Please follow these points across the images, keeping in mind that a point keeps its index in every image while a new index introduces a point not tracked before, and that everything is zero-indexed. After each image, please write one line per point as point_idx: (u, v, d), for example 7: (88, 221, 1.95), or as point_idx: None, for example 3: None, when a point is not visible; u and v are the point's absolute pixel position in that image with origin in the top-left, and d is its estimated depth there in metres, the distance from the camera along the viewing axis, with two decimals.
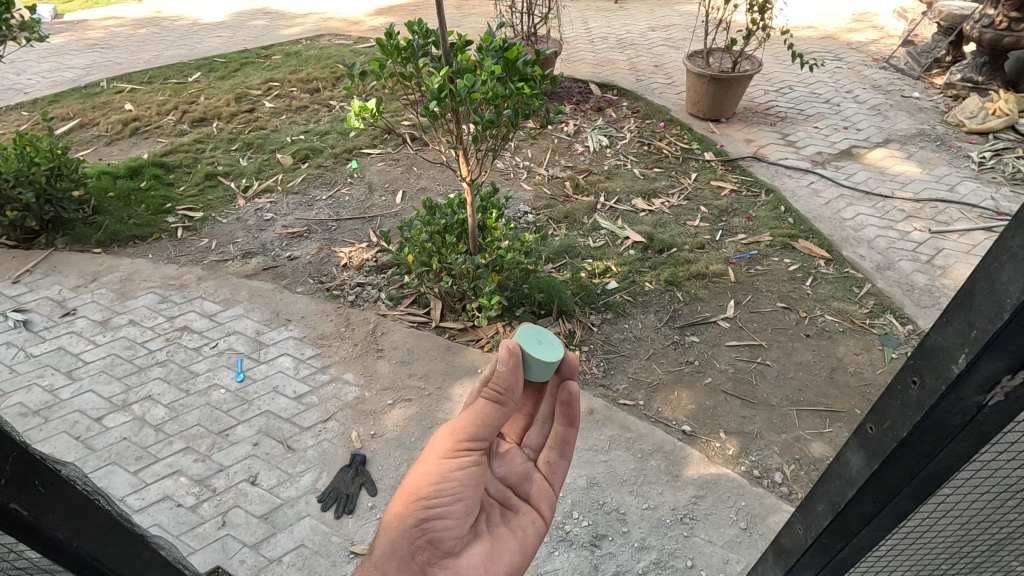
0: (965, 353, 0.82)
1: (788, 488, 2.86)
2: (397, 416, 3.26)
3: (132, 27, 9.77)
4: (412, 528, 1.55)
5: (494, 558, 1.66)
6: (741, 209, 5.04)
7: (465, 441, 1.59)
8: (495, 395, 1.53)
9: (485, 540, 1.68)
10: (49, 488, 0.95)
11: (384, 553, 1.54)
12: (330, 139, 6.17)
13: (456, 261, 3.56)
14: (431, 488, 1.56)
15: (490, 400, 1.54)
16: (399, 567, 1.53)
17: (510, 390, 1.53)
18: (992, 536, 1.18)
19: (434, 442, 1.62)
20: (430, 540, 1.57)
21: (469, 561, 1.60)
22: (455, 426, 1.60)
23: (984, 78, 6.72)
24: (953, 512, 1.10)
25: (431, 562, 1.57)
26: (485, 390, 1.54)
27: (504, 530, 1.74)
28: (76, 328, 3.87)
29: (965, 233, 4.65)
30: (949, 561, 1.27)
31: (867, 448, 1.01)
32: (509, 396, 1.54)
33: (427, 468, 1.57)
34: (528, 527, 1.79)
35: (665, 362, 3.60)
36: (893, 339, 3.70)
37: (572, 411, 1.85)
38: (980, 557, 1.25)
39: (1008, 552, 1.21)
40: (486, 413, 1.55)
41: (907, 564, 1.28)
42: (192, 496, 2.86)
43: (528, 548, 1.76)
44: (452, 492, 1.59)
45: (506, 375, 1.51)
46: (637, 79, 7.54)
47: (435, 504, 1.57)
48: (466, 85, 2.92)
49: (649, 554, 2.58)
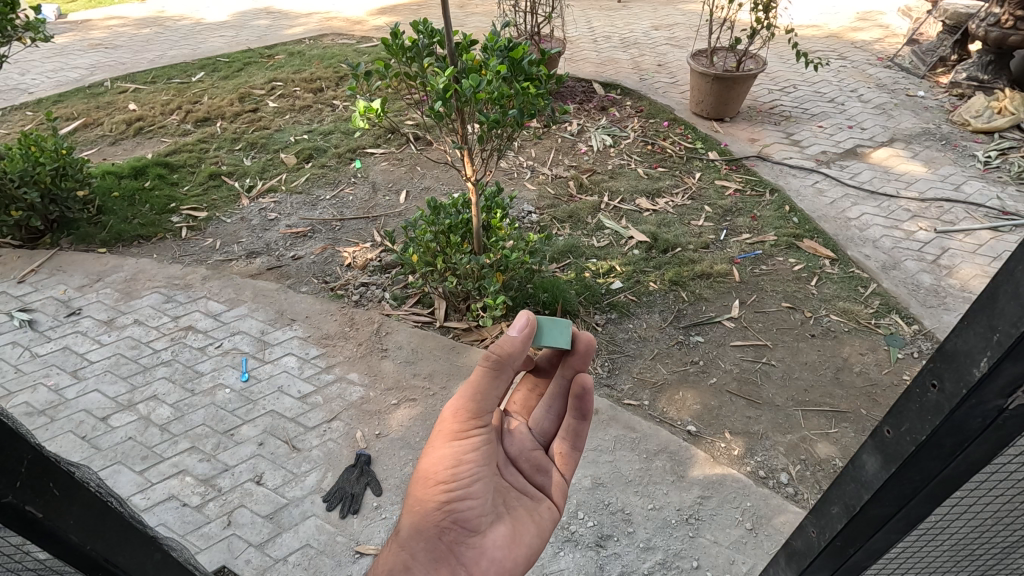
0: (987, 357, 0.82)
1: (794, 489, 2.85)
2: (402, 416, 3.26)
3: (135, 27, 9.78)
4: (435, 510, 1.58)
5: (516, 537, 1.71)
6: (745, 209, 5.03)
7: (473, 419, 1.60)
8: (496, 362, 1.51)
9: (506, 521, 1.72)
10: (63, 490, 0.95)
11: (411, 534, 1.58)
12: (334, 139, 6.17)
13: (460, 261, 3.55)
14: (448, 470, 1.59)
15: (489, 368, 1.51)
16: (427, 548, 1.56)
17: (515, 358, 1.52)
18: (1005, 539, 1.18)
19: (444, 424, 1.63)
20: (455, 521, 1.60)
21: (494, 540, 1.66)
22: (459, 406, 1.61)
23: (989, 76, 6.69)
24: (968, 515, 1.09)
25: (458, 542, 1.60)
26: (483, 357, 1.52)
27: (522, 512, 1.77)
28: (81, 327, 3.88)
29: (971, 232, 4.63)
30: (961, 564, 1.27)
31: (884, 451, 1.01)
32: (512, 365, 1.52)
33: (443, 451, 1.60)
34: (544, 513, 1.82)
35: (670, 362, 3.59)
36: (898, 339, 3.69)
37: (586, 407, 1.86)
38: (991, 560, 1.25)
39: (1019, 554, 1.21)
40: (491, 387, 1.56)
41: (919, 566, 1.28)
42: (198, 496, 2.87)
43: (544, 530, 1.80)
44: (470, 474, 1.62)
45: (512, 340, 1.50)
46: (641, 78, 7.53)
47: (456, 487, 1.60)
48: (471, 85, 2.93)
49: (654, 555, 2.58)
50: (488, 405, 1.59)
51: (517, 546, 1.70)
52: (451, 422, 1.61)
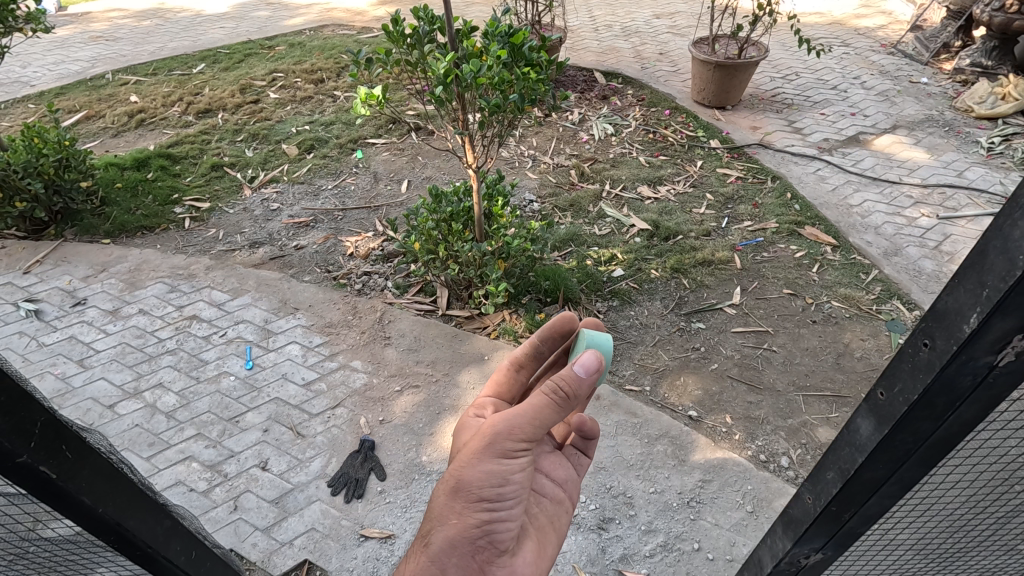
0: (977, 313, 0.83)
1: (794, 473, 2.87)
2: (405, 403, 3.29)
3: (135, 19, 9.77)
4: (473, 527, 1.55)
5: (541, 551, 1.73)
6: (747, 196, 5.03)
7: (526, 440, 1.59)
8: (563, 397, 1.57)
9: (532, 534, 1.73)
10: (75, 453, 0.98)
11: (444, 550, 1.52)
12: (335, 129, 6.18)
13: (462, 249, 3.58)
14: (492, 489, 1.57)
15: (554, 400, 1.57)
16: (460, 564, 1.52)
17: (580, 395, 1.60)
18: (992, 486, 1.21)
19: (496, 441, 1.57)
20: (489, 540, 1.58)
21: (523, 557, 1.66)
22: (515, 427, 1.57)
23: (993, 62, 6.64)
24: (958, 467, 1.12)
25: (490, 561, 1.57)
26: (550, 387, 1.57)
27: (545, 520, 1.80)
28: (87, 317, 3.91)
29: (974, 219, 4.62)
30: (956, 515, 1.30)
31: (877, 413, 1.02)
32: (576, 401, 1.60)
33: (489, 468, 1.56)
34: (563, 517, 1.86)
35: (672, 349, 3.61)
36: (900, 325, 3.69)
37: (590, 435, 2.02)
38: (984, 513, 1.29)
39: (1007, 500, 1.24)
40: (548, 412, 1.57)
41: (916, 521, 1.31)
42: (204, 481, 2.90)
43: (562, 535, 1.85)
44: (511, 494, 1.61)
45: (580, 378, 1.57)
46: (642, 67, 7.49)
47: (497, 508, 1.59)
48: (472, 69, 2.96)
49: (655, 537, 2.61)
50: (543, 429, 1.61)
51: (542, 559, 1.72)
52: (504, 441, 1.56)
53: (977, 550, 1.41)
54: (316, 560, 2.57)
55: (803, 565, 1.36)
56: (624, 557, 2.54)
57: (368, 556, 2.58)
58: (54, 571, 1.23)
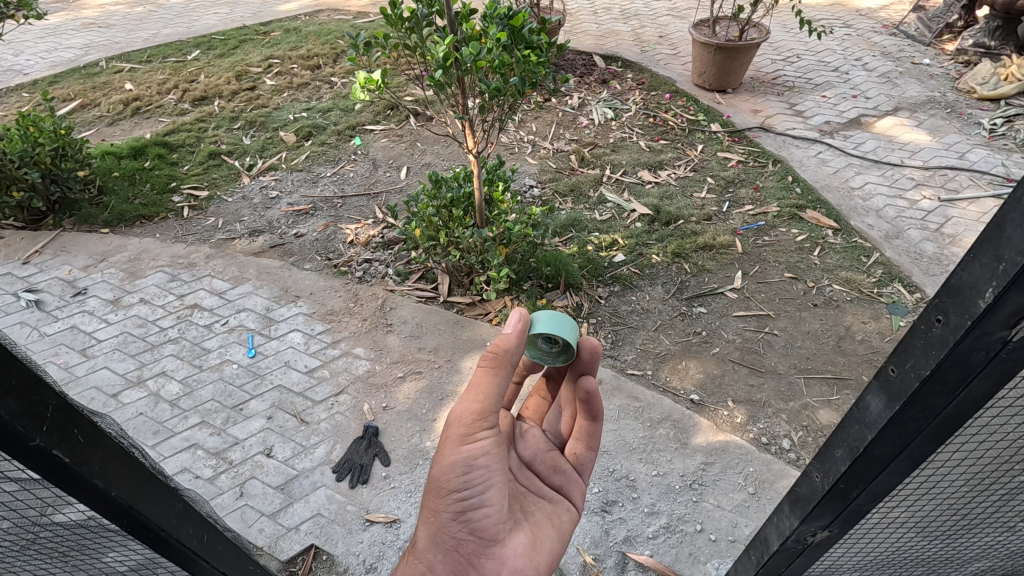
0: (993, 286, 0.83)
1: (795, 454, 2.89)
2: (409, 388, 3.30)
3: (128, 6, 9.61)
4: (450, 520, 1.57)
5: (536, 545, 1.73)
6: (748, 180, 5.01)
7: (477, 421, 1.55)
8: (493, 357, 1.51)
9: (525, 528, 1.73)
10: (87, 436, 0.99)
11: (428, 545, 1.59)
12: (333, 116, 6.13)
13: (463, 235, 3.55)
14: (458, 479, 1.55)
15: (488, 365, 1.51)
16: (444, 561, 1.57)
17: (513, 355, 1.53)
18: (996, 461, 1.21)
19: (450, 430, 1.56)
20: (470, 532, 1.59)
21: (514, 549, 1.66)
22: (463, 410, 1.55)
23: (997, 42, 6.57)
24: (967, 443, 1.12)
25: (476, 553, 1.60)
26: (483, 356, 1.52)
27: (541, 516, 1.81)
28: (88, 307, 3.90)
29: (975, 201, 4.61)
30: (964, 492, 1.31)
31: (888, 390, 1.03)
32: (510, 361, 1.53)
33: (451, 459, 1.54)
34: (563, 515, 1.86)
35: (674, 333, 3.61)
36: (901, 308, 3.70)
37: (594, 407, 1.85)
38: (987, 489, 1.29)
39: (1009, 474, 1.25)
40: (483, 383, 1.51)
41: (924, 497, 1.31)
42: (210, 468, 2.92)
43: (564, 532, 1.84)
44: (480, 481, 1.59)
45: (514, 337, 1.54)
46: (641, 50, 7.41)
47: (469, 496, 1.58)
48: (471, 53, 2.89)
49: (659, 519, 2.63)
50: (494, 405, 1.55)
51: (536, 554, 1.71)
52: (457, 427, 1.55)
53: (979, 527, 1.43)
54: (323, 544, 2.60)
55: (810, 542, 1.37)
56: (628, 539, 2.57)
57: (374, 540, 2.60)
58: (66, 555, 1.24)
